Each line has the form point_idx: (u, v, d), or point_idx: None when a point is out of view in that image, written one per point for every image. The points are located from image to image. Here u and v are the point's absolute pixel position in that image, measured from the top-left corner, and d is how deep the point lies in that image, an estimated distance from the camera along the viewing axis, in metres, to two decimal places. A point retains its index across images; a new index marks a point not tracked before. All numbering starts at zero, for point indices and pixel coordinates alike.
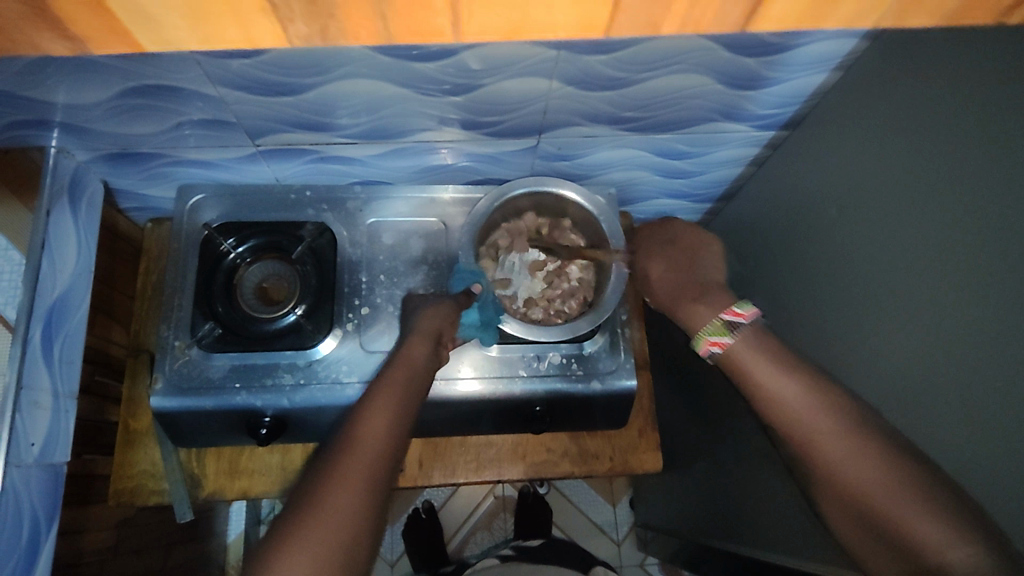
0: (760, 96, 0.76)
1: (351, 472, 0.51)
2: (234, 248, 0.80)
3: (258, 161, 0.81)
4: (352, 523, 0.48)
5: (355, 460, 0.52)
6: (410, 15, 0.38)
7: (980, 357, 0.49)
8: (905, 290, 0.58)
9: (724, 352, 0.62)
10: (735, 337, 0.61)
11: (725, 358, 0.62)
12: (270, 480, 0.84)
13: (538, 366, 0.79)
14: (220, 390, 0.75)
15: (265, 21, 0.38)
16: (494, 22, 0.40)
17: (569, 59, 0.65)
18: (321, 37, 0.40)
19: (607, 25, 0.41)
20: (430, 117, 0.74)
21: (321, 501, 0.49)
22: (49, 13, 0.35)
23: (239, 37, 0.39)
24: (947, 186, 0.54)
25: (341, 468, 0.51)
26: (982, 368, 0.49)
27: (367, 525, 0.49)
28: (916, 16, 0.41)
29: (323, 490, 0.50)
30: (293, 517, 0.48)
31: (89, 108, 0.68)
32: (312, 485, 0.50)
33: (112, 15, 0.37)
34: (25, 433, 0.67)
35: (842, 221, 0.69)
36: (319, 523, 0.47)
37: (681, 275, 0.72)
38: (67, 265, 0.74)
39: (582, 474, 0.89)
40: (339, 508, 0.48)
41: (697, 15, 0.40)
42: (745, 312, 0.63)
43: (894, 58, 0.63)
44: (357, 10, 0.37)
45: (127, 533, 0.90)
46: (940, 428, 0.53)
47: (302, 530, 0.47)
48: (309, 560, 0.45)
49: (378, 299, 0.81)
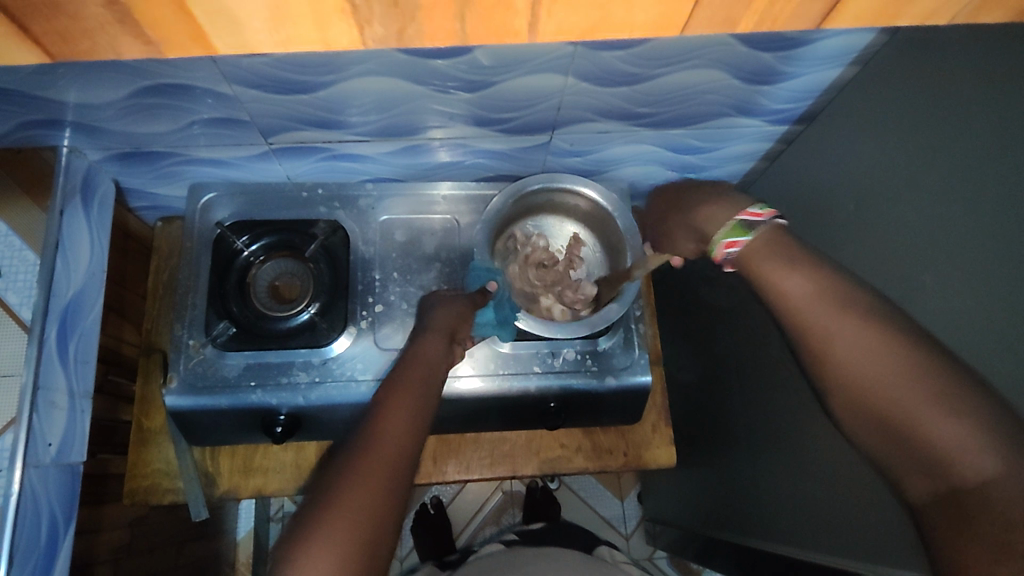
0: (774, 91, 0.76)
1: (369, 472, 0.51)
2: (247, 245, 0.79)
3: (271, 159, 0.81)
4: (370, 524, 0.48)
5: (373, 460, 0.52)
6: (490, 18, 0.41)
7: (1002, 352, 0.49)
8: (924, 285, 0.58)
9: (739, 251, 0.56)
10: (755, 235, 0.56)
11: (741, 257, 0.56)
12: (284, 479, 0.84)
13: (552, 363, 0.79)
14: (235, 389, 0.75)
15: (344, 24, 0.40)
16: (574, 20, 0.43)
17: (585, 55, 0.65)
18: (396, 37, 0.42)
19: (684, 22, 0.44)
20: (443, 113, 0.74)
21: (340, 502, 0.49)
22: (132, 20, 0.38)
23: (316, 38, 0.42)
24: (970, 182, 0.54)
25: (359, 467, 0.51)
26: (1004, 362, 0.49)
27: (387, 525, 0.49)
28: (990, 11, 0.44)
29: (342, 488, 0.50)
30: (313, 516, 0.48)
31: (102, 107, 0.67)
32: (331, 484, 0.50)
33: (194, 20, 0.38)
34: (42, 434, 0.67)
35: (858, 216, 0.69)
36: (337, 522, 0.47)
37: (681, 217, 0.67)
38: (81, 264, 0.74)
39: (595, 469, 0.89)
40: (358, 508, 0.48)
41: (775, 11, 0.44)
42: (766, 213, 0.56)
43: (913, 53, 0.63)
44: (436, 14, 0.40)
45: (140, 532, 0.90)
46: None
47: (321, 529, 0.47)
48: (329, 561, 0.45)
49: (392, 297, 0.81)
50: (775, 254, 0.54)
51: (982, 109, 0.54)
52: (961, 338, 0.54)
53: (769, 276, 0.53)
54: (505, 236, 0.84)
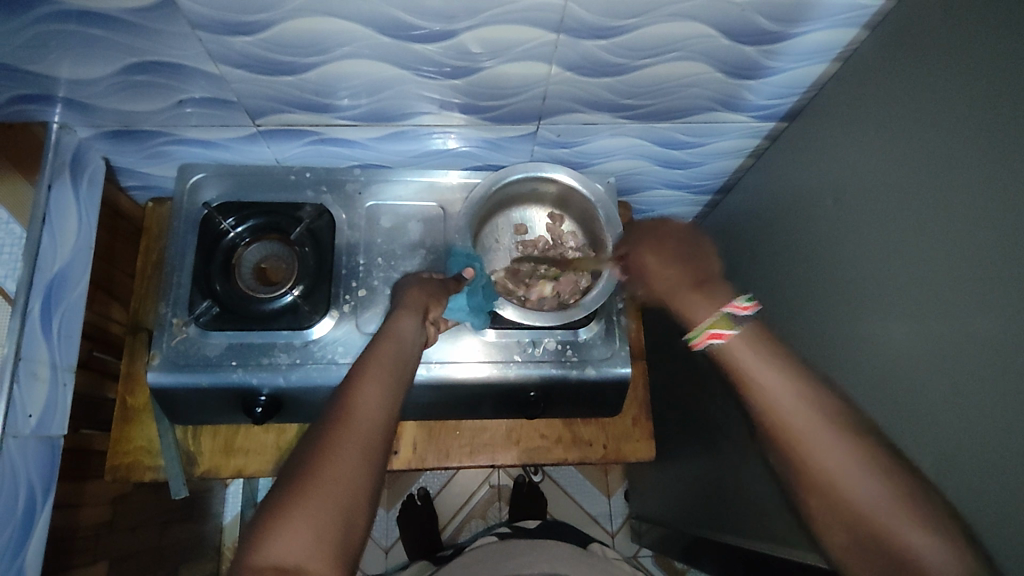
0: (759, 86, 0.76)
1: (347, 445, 0.52)
2: (233, 227, 0.80)
3: (259, 142, 0.82)
4: (348, 495, 0.50)
5: (350, 433, 0.53)
6: None
7: (984, 339, 0.50)
8: (904, 275, 0.59)
9: (722, 344, 0.59)
10: (736, 329, 0.59)
11: (723, 352, 0.59)
12: (265, 460, 0.85)
13: (533, 352, 0.80)
14: (216, 368, 0.76)
15: None
16: None
17: (569, 43, 0.66)
18: None
19: None
20: (429, 100, 0.75)
21: (319, 474, 0.50)
22: None
23: None
24: (945, 175, 0.55)
25: (334, 441, 0.52)
26: (984, 361, 0.50)
27: (363, 495, 0.50)
28: None
29: (319, 461, 0.51)
30: (292, 488, 0.49)
31: (91, 84, 0.68)
32: (307, 457, 0.51)
33: None
34: (23, 405, 0.68)
35: (839, 212, 0.70)
36: (316, 495, 0.49)
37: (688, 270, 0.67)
38: (68, 239, 0.75)
39: (575, 460, 0.89)
40: (338, 480, 0.50)
41: None
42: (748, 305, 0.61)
43: (898, 46, 0.63)
44: None
45: (122, 510, 0.90)
46: (945, 415, 0.53)
47: (299, 501, 0.48)
48: (308, 532, 0.47)
49: (375, 282, 0.81)
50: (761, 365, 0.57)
51: (960, 105, 0.54)
52: (943, 336, 0.54)
53: (742, 370, 0.57)
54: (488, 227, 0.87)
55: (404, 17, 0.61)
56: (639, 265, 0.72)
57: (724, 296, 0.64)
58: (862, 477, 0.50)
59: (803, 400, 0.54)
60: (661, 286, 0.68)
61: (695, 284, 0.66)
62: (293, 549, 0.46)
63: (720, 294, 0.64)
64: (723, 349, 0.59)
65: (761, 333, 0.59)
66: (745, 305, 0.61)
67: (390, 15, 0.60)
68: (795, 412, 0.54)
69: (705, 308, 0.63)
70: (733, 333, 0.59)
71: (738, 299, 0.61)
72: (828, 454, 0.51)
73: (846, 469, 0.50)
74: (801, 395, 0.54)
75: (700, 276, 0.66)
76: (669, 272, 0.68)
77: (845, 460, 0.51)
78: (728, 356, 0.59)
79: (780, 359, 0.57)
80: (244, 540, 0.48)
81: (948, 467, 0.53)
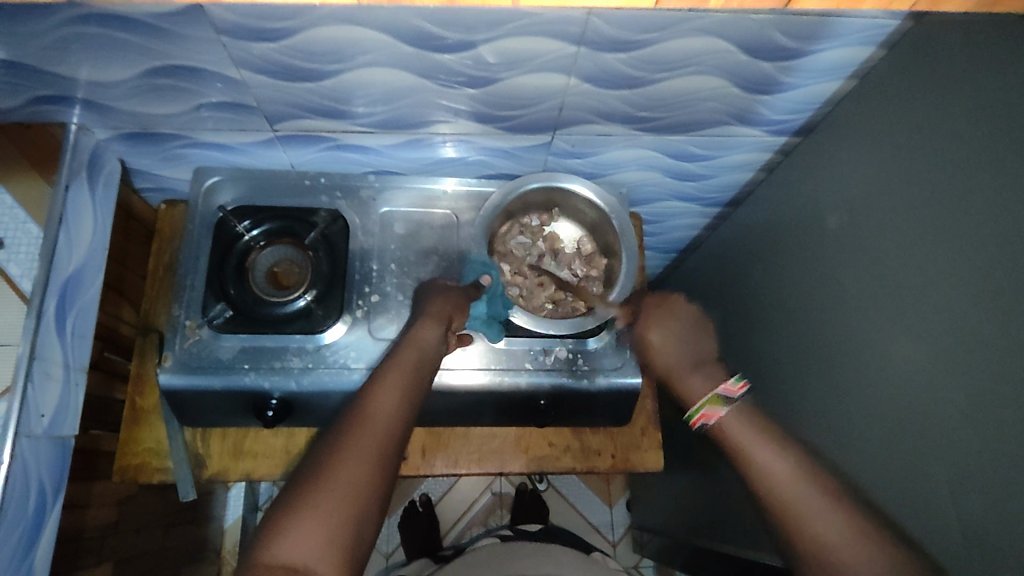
0: (773, 102, 0.77)
1: (361, 446, 0.52)
2: (248, 230, 0.80)
3: (276, 146, 0.82)
4: (361, 497, 0.50)
5: (363, 435, 0.53)
6: None
7: (996, 357, 0.50)
8: (915, 292, 0.60)
9: (714, 424, 0.62)
10: (728, 410, 0.62)
11: (714, 431, 0.62)
12: (273, 464, 0.85)
13: (544, 361, 0.80)
14: (229, 370, 0.76)
15: None
16: None
17: (589, 56, 0.66)
18: None
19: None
20: (445, 109, 0.75)
21: (331, 474, 0.50)
22: None
23: None
24: (959, 195, 0.56)
25: (349, 442, 0.52)
26: (999, 379, 0.50)
27: (374, 498, 0.51)
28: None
29: (333, 462, 0.51)
30: (305, 487, 0.50)
31: (111, 86, 0.69)
32: (322, 457, 0.52)
33: None
34: (36, 405, 0.68)
35: (852, 227, 0.70)
36: (329, 495, 0.49)
37: (682, 351, 0.69)
38: (83, 240, 0.75)
39: (583, 470, 0.89)
40: (350, 481, 0.50)
41: None
42: (739, 386, 0.64)
43: (913, 66, 0.64)
44: None
45: (127, 512, 0.90)
46: (956, 432, 0.54)
47: (311, 501, 0.49)
48: (322, 532, 0.47)
49: (388, 287, 0.82)
50: (758, 441, 0.59)
51: (975, 126, 0.55)
52: (955, 354, 0.54)
53: (736, 444, 0.60)
54: (497, 244, 0.85)
55: (428, 28, 0.61)
56: (642, 339, 0.72)
57: (719, 377, 0.67)
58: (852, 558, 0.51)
59: (794, 474, 0.56)
60: (667, 362, 0.69)
61: (692, 366, 0.68)
62: (305, 549, 0.46)
63: (714, 376, 0.67)
64: (717, 427, 0.62)
65: (751, 412, 0.62)
66: (738, 386, 0.64)
67: (414, 25, 0.61)
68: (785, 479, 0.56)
69: (698, 387, 0.66)
70: (722, 411, 0.62)
71: (729, 381, 0.65)
72: (833, 530, 0.53)
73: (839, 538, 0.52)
74: (794, 469, 0.56)
75: (698, 355, 0.69)
76: (670, 351, 0.69)
77: (838, 530, 0.52)
78: (722, 431, 0.61)
79: (777, 438, 0.59)
80: (255, 538, 0.48)
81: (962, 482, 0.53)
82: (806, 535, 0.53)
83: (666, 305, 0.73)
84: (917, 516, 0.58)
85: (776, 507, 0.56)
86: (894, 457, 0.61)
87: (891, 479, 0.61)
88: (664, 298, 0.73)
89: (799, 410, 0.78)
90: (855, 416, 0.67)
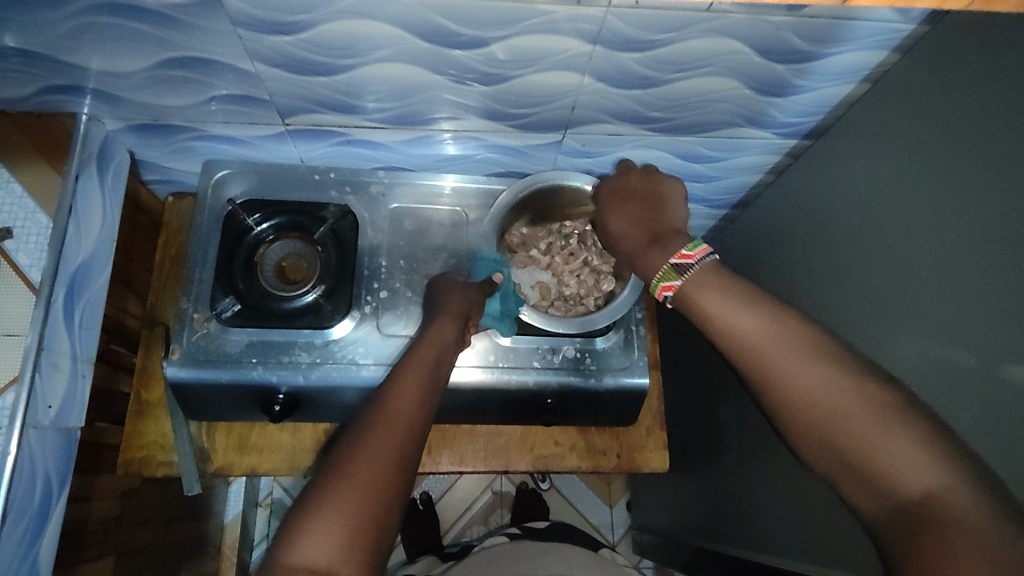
0: (785, 104, 0.77)
1: (382, 446, 0.52)
2: (258, 223, 0.79)
3: (286, 141, 0.82)
4: (381, 499, 0.50)
5: (383, 435, 0.53)
6: None
7: (1009, 364, 0.51)
8: (929, 299, 0.60)
9: (675, 296, 0.58)
10: (685, 279, 0.57)
11: (678, 303, 0.58)
12: (278, 459, 0.84)
13: (552, 359, 0.80)
14: (237, 364, 0.75)
15: None
16: None
17: (604, 55, 0.66)
18: None
19: None
20: (458, 105, 0.75)
21: (352, 474, 0.50)
22: None
23: None
24: (974, 202, 0.56)
25: (369, 443, 0.52)
26: (1013, 386, 0.50)
27: (394, 500, 0.50)
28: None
29: (352, 462, 0.51)
30: (324, 487, 0.49)
31: (123, 77, 0.68)
32: (341, 457, 0.51)
33: None
34: (43, 396, 0.67)
35: (864, 231, 0.71)
36: (349, 496, 0.49)
37: (645, 222, 0.66)
38: (92, 230, 0.75)
39: (588, 469, 0.89)
40: (371, 482, 0.50)
41: None
42: (694, 252, 0.58)
43: (927, 73, 0.64)
44: None
45: (130, 505, 0.89)
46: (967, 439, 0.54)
47: (330, 501, 0.48)
48: (342, 534, 0.47)
49: (397, 284, 0.82)
50: (719, 300, 0.55)
51: (989, 133, 0.56)
52: (968, 360, 0.55)
53: (706, 309, 0.55)
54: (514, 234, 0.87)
55: (445, 24, 0.61)
56: (603, 215, 0.72)
57: (677, 245, 0.61)
58: (832, 400, 0.48)
59: (774, 330, 0.52)
60: (623, 231, 0.67)
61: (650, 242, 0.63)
62: (327, 549, 0.46)
63: (673, 245, 0.61)
64: (680, 300, 0.57)
65: (724, 271, 0.57)
66: (693, 253, 0.58)
67: (431, 21, 0.61)
68: (762, 336, 0.52)
69: (649, 261, 0.61)
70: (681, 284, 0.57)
71: (687, 248, 0.59)
72: (801, 378, 0.50)
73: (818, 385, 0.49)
74: (771, 323, 0.53)
75: (655, 227, 0.65)
76: (625, 222, 0.68)
77: (816, 377, 0.50)
78: (687, 300, 0.57)
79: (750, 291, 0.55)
80: (276, 540, 0.48)
81: None
82: (782, 387, 0.51)
83: (650, 178, 0.71)
84: None
85: (742, 360, 0.53)
86: None
87: None
88: (628, 169, 0.73)
89: None
90: None
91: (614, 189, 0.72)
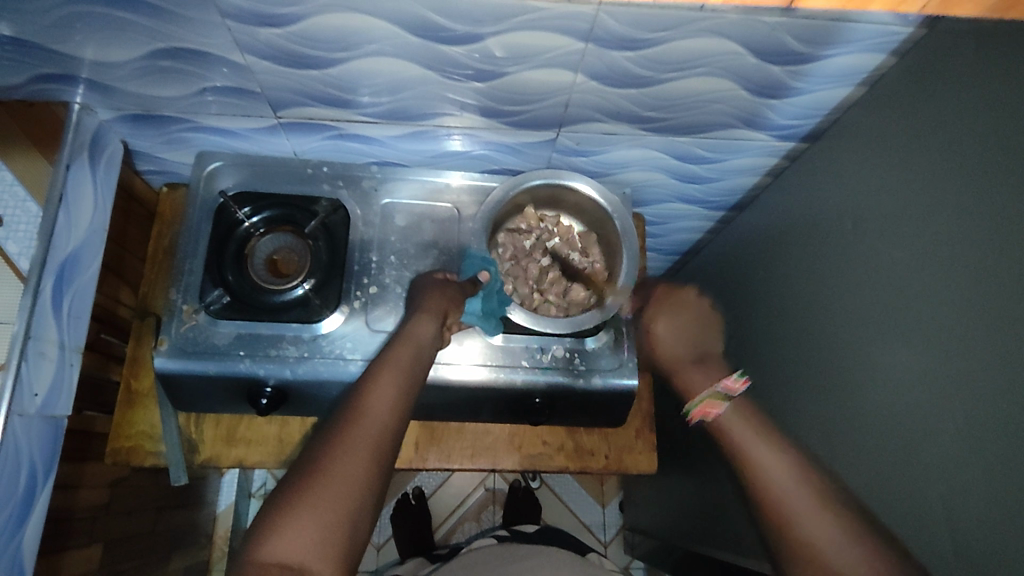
0: (782, 106, 0.76)
1: (356, 445, 0.52)
2: (248, 217, 0.80)
3: (278, 134, 0.82)
4: (354, 497, 0.50)
5: (358, 432, 0.53)
6: None
7: (1002, 380, 0.50)
8: (917, 307, 0.60)
9: (716, 417, 0.68)
10: (728, 406, 0.68)
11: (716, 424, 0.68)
12: (266, 451, 0.84)
13: (541, 358, 0.80)
14: (224, 357, 0.75)
15: None
16: None
17: (596, 53, 0.65)
18: None
19: None
20: (452, 102, 0.75)
21: (328, 469, 0.50)
22: None
23: None
24: (965, 213, 0.56)
25: (343, 440, 0.52)
26: (999, 400, 0.50)
27: (368, 497, 0.51)
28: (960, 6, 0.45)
29: (327, 459, 0.51)
30: (297, 485, 0.50)
31: (116, 67, 0.68)
32: (316, 454, 0.52)
33: None
34: (30, 383, 0.68)
35: (854, 237, 0.70)
36: (324, 495, 0.49)
37: (686, 341, 0.77)
38: (83, 220, 0.75)
39: (575, 470, 0.89)
40: (344, 477, 0.50)
41: None
42: (739, 383, 0.71)
43: (925, 79, 0.63)
44: None
45: (118, 494, 0.90)
46: (958, 453, 0.54)
47: (304, 498, 0.49)
48: (314, 531, 0.47)
49: (387, 279, 0.81)
50: (749, 436, 0.64)
51: (980, 142, 0.55)
52: (957, 371, 0.55)
53: (740, 446, 0.64)
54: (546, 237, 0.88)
55: (435, 19, 0.61)
56: (649, 322, 0.79)
57: (718, 374, 0.74)
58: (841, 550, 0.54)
59: (791, 469, 0.61)
60: (670, 352, 0.77)
61: (693, 361, 0.76)
62: (300, 545, 0.47)
63: (714, 372, 0.74)
64: (718, 422, 0.67)
65: (750, 410, 0.68)
66: (738, 382, 0.71)
67: (421, 15, 0.60)
68: (777, 468, 0.61)
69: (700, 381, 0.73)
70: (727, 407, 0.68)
71: (731, 376, 0.72)
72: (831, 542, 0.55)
73: (781, 469, 0.61)
74: (801, 469, 0.61)
75: (697, 348, 0.77)
76: (677, 343, 0.77)
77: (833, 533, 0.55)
78: (724, 428, 0.67)
79: (777, 439, 0.64)
80: (247, 537, 0.48)
81: (959, 500, 0.53)
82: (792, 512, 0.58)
83: (678, 291, 0.81)
84: (915, 534, 0.58)
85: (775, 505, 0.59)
86: (890, 473, 0.61)
87: (886, 500, 0.62)
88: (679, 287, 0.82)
89: (797, 423, 0.78)
90: (852, 428, 0.67)
91: (654, 296, 0.81)
